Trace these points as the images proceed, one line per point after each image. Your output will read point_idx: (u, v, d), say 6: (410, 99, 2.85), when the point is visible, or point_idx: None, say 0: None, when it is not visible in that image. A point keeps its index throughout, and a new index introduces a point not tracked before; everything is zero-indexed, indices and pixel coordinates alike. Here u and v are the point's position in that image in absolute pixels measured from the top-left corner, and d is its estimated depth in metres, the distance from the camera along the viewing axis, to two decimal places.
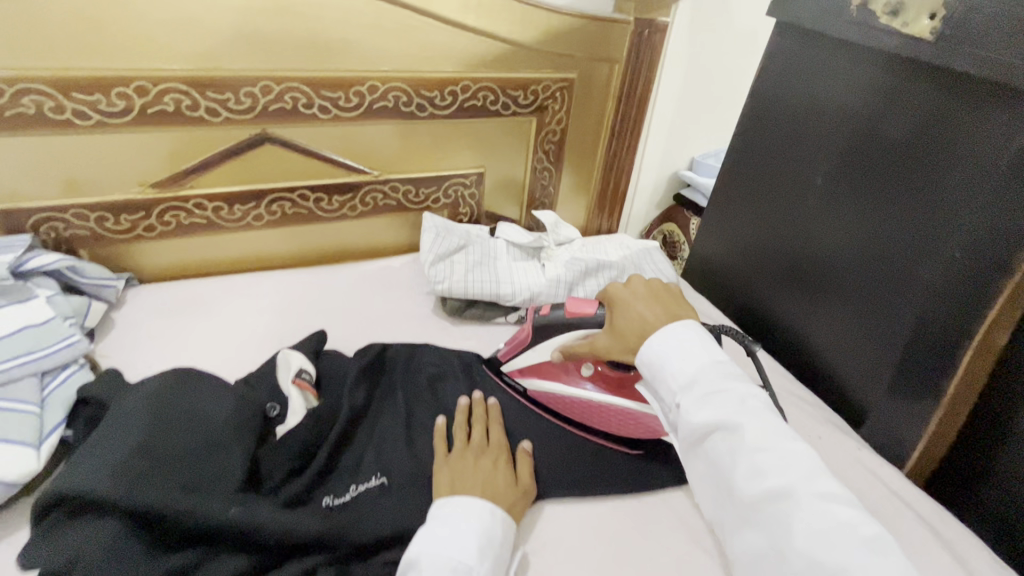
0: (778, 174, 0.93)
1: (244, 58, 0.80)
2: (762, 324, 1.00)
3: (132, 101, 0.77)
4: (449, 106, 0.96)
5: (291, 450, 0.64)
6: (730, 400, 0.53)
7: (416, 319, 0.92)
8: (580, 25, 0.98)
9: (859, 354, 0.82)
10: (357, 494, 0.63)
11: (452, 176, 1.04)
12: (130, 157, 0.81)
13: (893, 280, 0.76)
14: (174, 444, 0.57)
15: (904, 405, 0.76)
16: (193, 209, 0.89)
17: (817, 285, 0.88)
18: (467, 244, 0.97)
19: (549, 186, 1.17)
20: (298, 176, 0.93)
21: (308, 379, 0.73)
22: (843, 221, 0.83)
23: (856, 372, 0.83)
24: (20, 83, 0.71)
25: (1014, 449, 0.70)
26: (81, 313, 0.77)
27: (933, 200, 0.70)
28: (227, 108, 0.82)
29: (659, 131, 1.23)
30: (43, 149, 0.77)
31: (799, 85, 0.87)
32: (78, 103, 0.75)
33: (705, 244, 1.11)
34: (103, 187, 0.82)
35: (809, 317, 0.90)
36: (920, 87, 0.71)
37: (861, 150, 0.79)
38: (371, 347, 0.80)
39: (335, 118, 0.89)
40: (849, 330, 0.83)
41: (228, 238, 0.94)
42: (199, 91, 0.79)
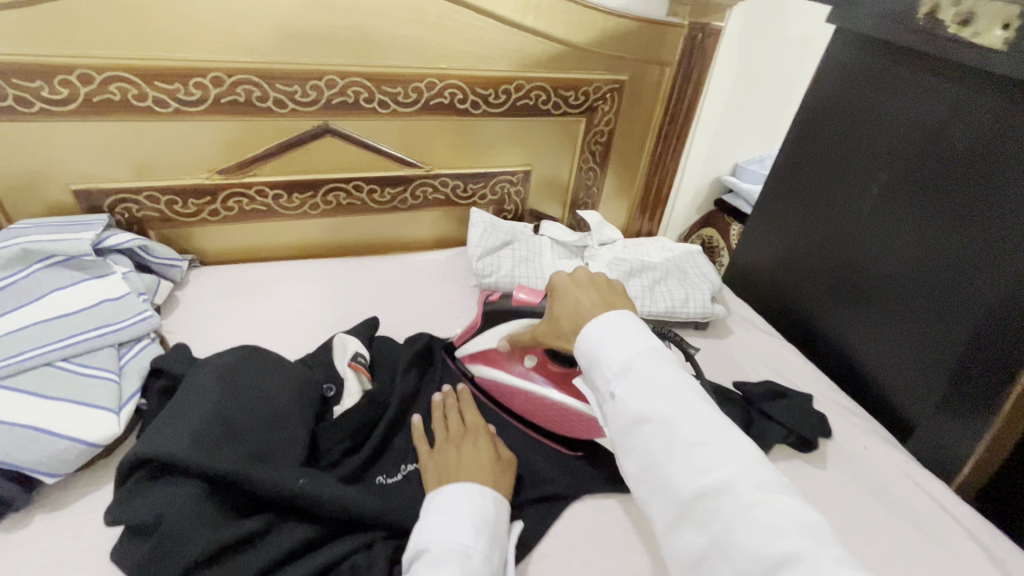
0: (830, 181, 0.92)
1: (312, 52, 0.83)
2: (806, 331, 0.99)
3: (207, 91, 0.81)
4: (502, 104, 0.98)
5: (347, 428, 0.67)
6: (662, 387, 0.47)
7: (461, 311, 0.95)
8: (634, 27, 0.99)
9: (908, 366, 0.81)
10: (408, 474, 0.66)
11: (499, 173, 1.06)
12: (201, 144, 0.85)
13: (948, 291, 0.75)
14: (244, 416, 0.60)
15: (954, 418, 0.76)
16: (255, 196, 0.92)
17: (867, 293, 0.87)
18: (513, 240, 1.00)
19: (593, 187, 1.18)
20: (354, 168, 0.96)
21: (363, 362, 0.75)
22: (901, 232, 0.81)
23: (904, 383, 0.82)
24: (108, 71, 0.76)
25: None
26: (151, 290, 0.81)
27: (997, 211, 0.69)
28: (293, 100, 0.85)
29: (705, 135, 1.23)
30: (123, 134, 0.81)
31: (857, 91, 0.86)
32: (159, 91, 0.79)
33: (749, 249, 1.11)
34: (174, 172, 0.87)
35: (856, 326, 0.89)
36: (989, 96, 0.70)
37: (922, 158, 0.78)
38: (421, 336, 0.82)
39: (393, 113, 0.92)
40: (898, 340, 0.82)
41: (285, 225, 0.98)
42: (269, 83, 0.83)
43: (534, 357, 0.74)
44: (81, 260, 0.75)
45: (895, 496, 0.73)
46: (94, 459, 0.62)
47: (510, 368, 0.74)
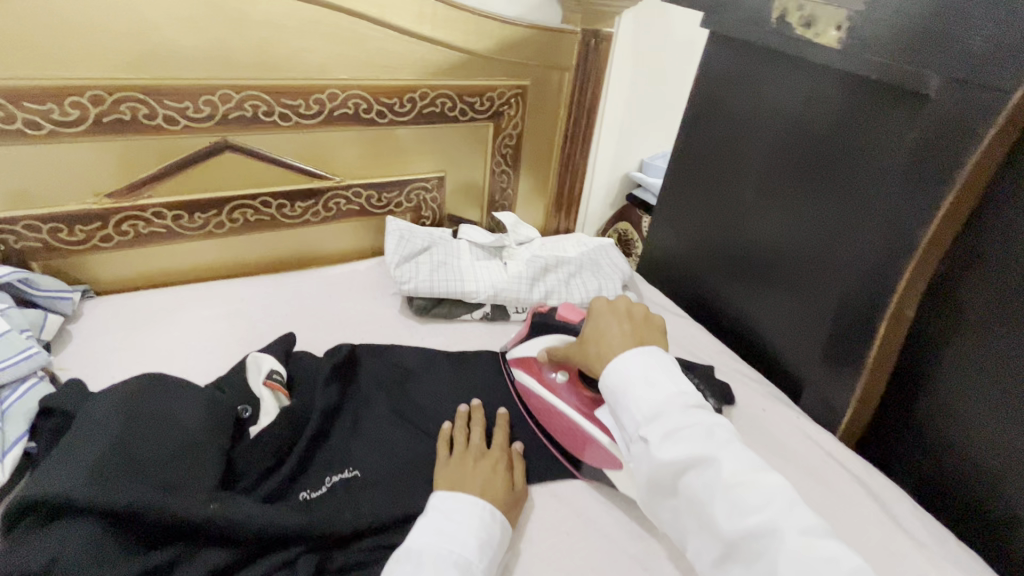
0: (720, 171, 1.01)
1: (203, 66, 0.82)
2: (711, 311, 1.07)
3: (87, 110, 0.77)
4: (408, 112, 1.00)
5: (265, 448, 0.65)
6: (697, 434, 0.52)
7: (382, 320, 0.95)
8: (530, 34, 1.04)
9: (797, 332, 0.90)
10: (332, 485, 0.65)
11: (413, 180, 1.07)
12: (87, 168, 0.81)
13: (821, 262, 0.85)
14: (149, 447, 0.57)
15: (833, 374, 0.85)
16: (152, 218, 0.88)
17: (758, 270, 0.96)
18: (431, 246, 1.01)
19: (508, 188, 1.20)
20: (259, 184, 0.94)
21: (279, 380, 0.74)
22: (781, 215, 0.90)
23: (795, 348, 0.91)
24: None
25: (925, 409, 0.79)
26: (37, 326, 0.76)
27: (852, 189, 0.79)
28: (186, 116, 0.83)
29: (610, 135, 1.31)
30: None
31: (734, 88, 0.96)
32: (30, 113, 0.74)
33: (657, 240, 1.18)
34: (56, 199, 0.81)
35: (751, 300, 0.98)
36: (835, 89, 0.80)
37: (790, 146, 0.87)
38: (341, 348, 0.81)
39: (296, 126, 0.91)
40: (787, 311, 0.91)
41: (188, 247, 0.94)
42: (157, 100, 0.80)
43: (568, 373, 0.76)
44: None
45: (790, 450, 0.81)
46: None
47: (543, 378, 0.77)
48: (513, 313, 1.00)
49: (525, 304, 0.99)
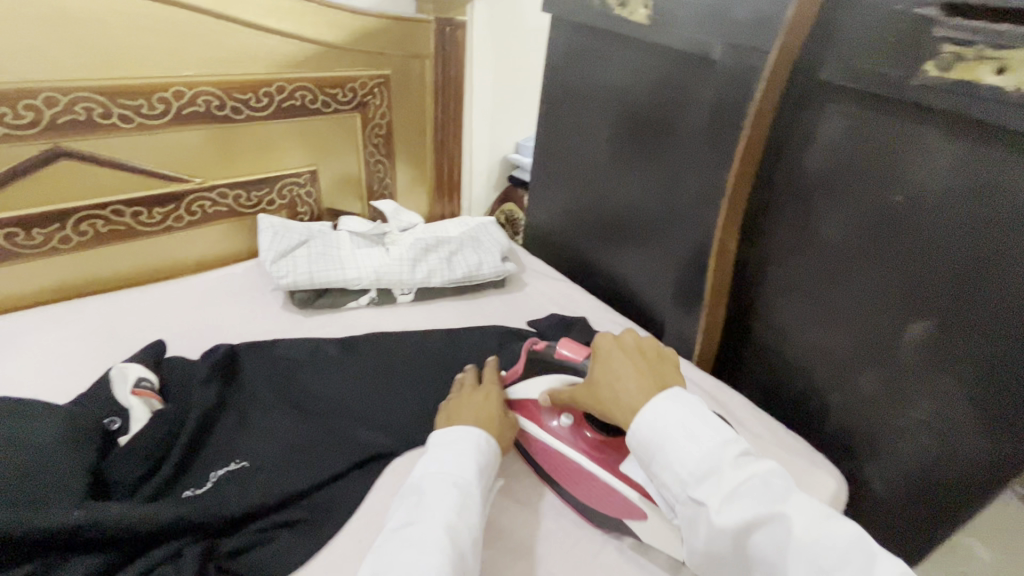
0: (571, 165, 1.27)
1: (172, 62, 0.97)
2: (576, 258, 1.34)
3: (41, 113, 0.89)
4: (266, 107, 1.08)
5: (141, 457, 0.80)
6: (739, 402, 0.99)
7: (268, 319, 1.10)
8: (388, 25, 1.15)
9: (639, 272, 1.18)
10: (247, 481, 0.82)
11: (284, 176, 1.15)
12: (98, 173, 0.98)
13: (651, 222, 1.11)
14: (68, 472, 0.72)
15: (686, 309, 1.08)
16: (111, 215, 1.01)
17: (610, 222, 1.21)
18: (309, 239, 1.11)
19: (385, 178, 1.32)
20: (189, 164, 1.05)
21: (151, 387, 0.89)
22: (622, 174, 1.14)
23: (639, 278, 1.19)
24: (33, 89, 0.87)
25: (764, 340, 1.02)
26: None
27: (671, 150, 1.03)
28: (139, 114, 0.96)
29: (483, 119, 1.53)
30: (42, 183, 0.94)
31: (573, 70, 1.19)
32: (55, 113, 0.90)
33: (537, 214, 1.41)
34: (22, 202, 0.93)
35: (614, 262, 1.23)
36: (628, 50, 1.06)
37: (619, 118, 1.12)
38: (220, 349, 1.00)
39: (248, 116, 1.05)
40: (642, 258, 1.16)
41: (149, 245, 1.08)
42: (114, 100, 0.93)
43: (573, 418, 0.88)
44: None
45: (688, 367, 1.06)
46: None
47: (548, 428, 0.89)
48: (399, 294, 1.20)
49: (410, 286, 1.20)
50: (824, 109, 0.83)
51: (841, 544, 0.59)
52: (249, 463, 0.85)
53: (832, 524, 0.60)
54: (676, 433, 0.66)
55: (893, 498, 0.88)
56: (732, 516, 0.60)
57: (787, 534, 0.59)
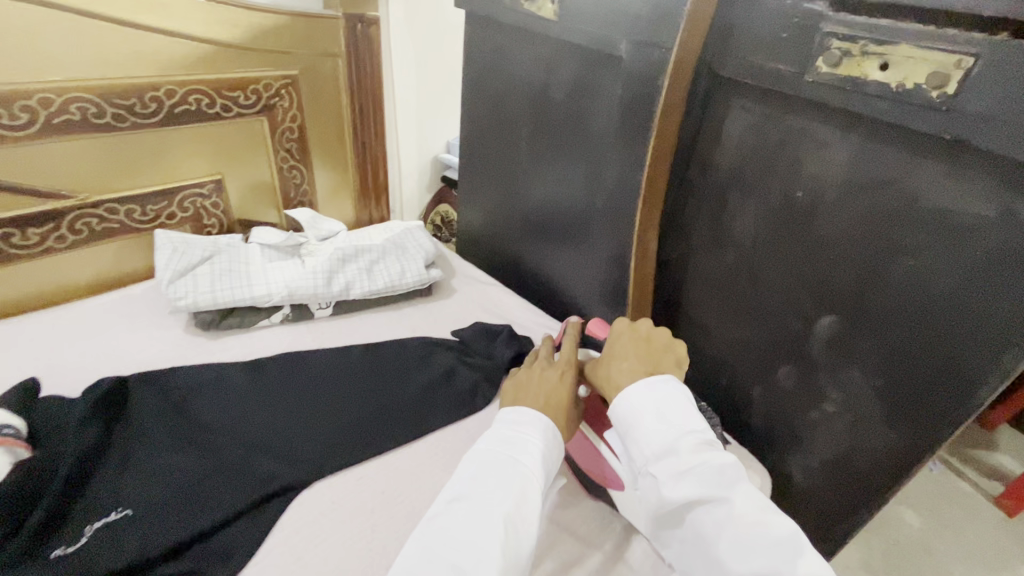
0: (494, 124, 1.06)
1: (45, 69, 0.78)
2: (519, 272, 1.15)
3: (36, 113, 0.79)
4: (156, 113, 0.90)
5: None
6: (707, 472, 0.50)
7: (162, 343, 0.85)
8: (287, 22, 0.99)
9: (579, 272, 0.99)
10: (94, 533, 0.58)
11: (182, 186, 0.97)
12: (36, 168, 0.82)
13: (612, 215, 0.88)
14: None
15: (612, 307, 0.95)
16: (106, 215, 0.91)
17: (562, 231, 0.99)
18: (214, 255, 0.93)
19: (303, 184, 1.15)
20: (114, 178, 0.90)
21: (14, 434, 0.62)
22: (556, 172, 0.96)
23: (581, 291, 1.00)
24: None
25: (684, 291, 0.87)
26: None
27: (589, 161, 0.89)
28: (1, 125, 0.77)
29: (406, 118, 1.29)
30: None
31: (492, 66, 1.01)
32: None
33: (469, 215, 1.22)
34: None
35: (547, 256, 1.06)
36: (540, 48, 0.90)
37: (542, 117, 0.94)
38: (104, 381, 0.73)
39: (135, 125, 0.88)
40: (576, 261, 0.99)
41: (33, 268, 0.87)
42: None
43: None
44: None
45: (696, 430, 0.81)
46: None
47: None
48: (317, 309, 0.95)
49: (328, 299, 0.94)
50: (729, 105, 0.71)
51: (774, 541, 0.46)
52: (133, 511, 0.61)
53: (773, 520, 0.47)
54: (650, 416, 0.54)
55: (816, 491, 0.79)
56: (679, 493, 0.50)
57: (727, 520, 0.48)
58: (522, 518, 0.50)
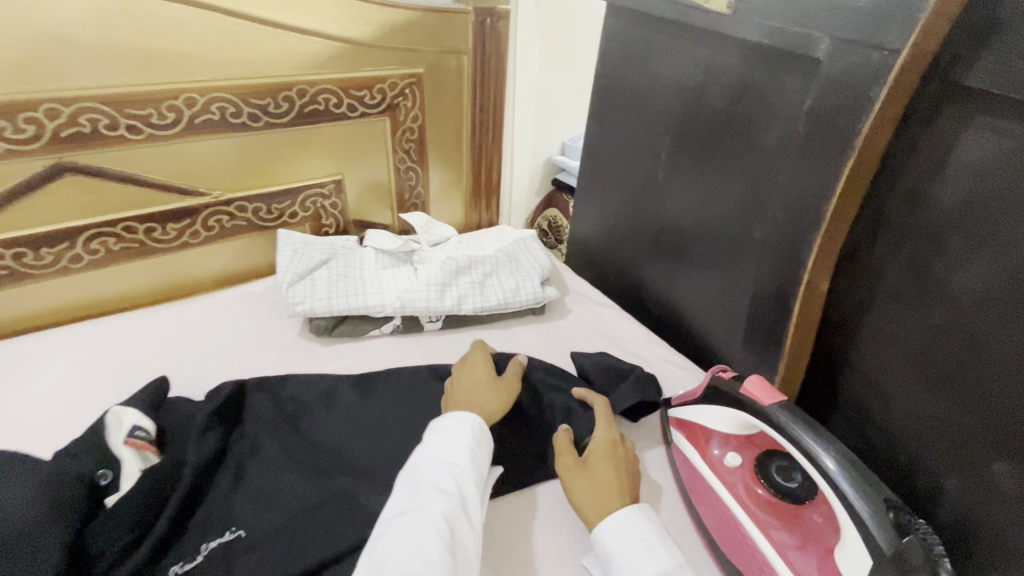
0: (628, 130, 0.95)
1: (190, 70, 0.79)
2: (637, 296, 1.04)
3: (182, 113, 0.80)
4: (287, 112, 0.89)
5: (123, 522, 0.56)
6: None
7: (278, 345, 0.84)
8: (417, 17, 0.94)
9: (715, 307, 0.86)
10: (209, 553, 0.57)
11: (306, 186, 0.96)
12: (177, 165, 0.83)
13: (771, 245, 0.74)
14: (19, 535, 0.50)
15: (755, 352, 0.81)
16: (236, 212, 0.92)
17: (699, 257, 0.87)
18: (330, 258, 0.92)
19: (418, 186, 1.11)
20: (245, 178, 0.90)
21: (146, 437, 0.64)
22: (700, 190, 0.83)
23: (714, 328, 0.88)
24: (75, 103, 0.73)
25: (858, 342, 0.72)
26: None
27: (750, 180, 0.75)
28: (151, 124, 0.79)
29: (525, 118, 1.22)
30: (67, 198, 0.78)
31: (635, 65, 0.90)
32: (61, 125, 0.73)
33: (583, 225, 1.12)
34: (43, 218, 0.78)
35: (674, 284, 0.94)
36: (700, 45, 0.78)
37: (691, 125, 0.82)
38: (226, 386, 0.73)
39: (268, 125, 0.88)
40: (711, 292, 0.86)
41: (168, 261, 0.90)
42: (119, 110, 0.76)
43: (743, 459, 0.64)
44: None
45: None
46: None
47: (707, 456, 0.65)
48: (427, 322, 0.91)
49: (439, 313, 0.90)
50: (960, 122, 0.56)
51: None
52: (247, 532, 0.59)
53: None
54: (636, 550, 0.53)
55: None
56: None
57: None
58: (461, 517, 0.53)
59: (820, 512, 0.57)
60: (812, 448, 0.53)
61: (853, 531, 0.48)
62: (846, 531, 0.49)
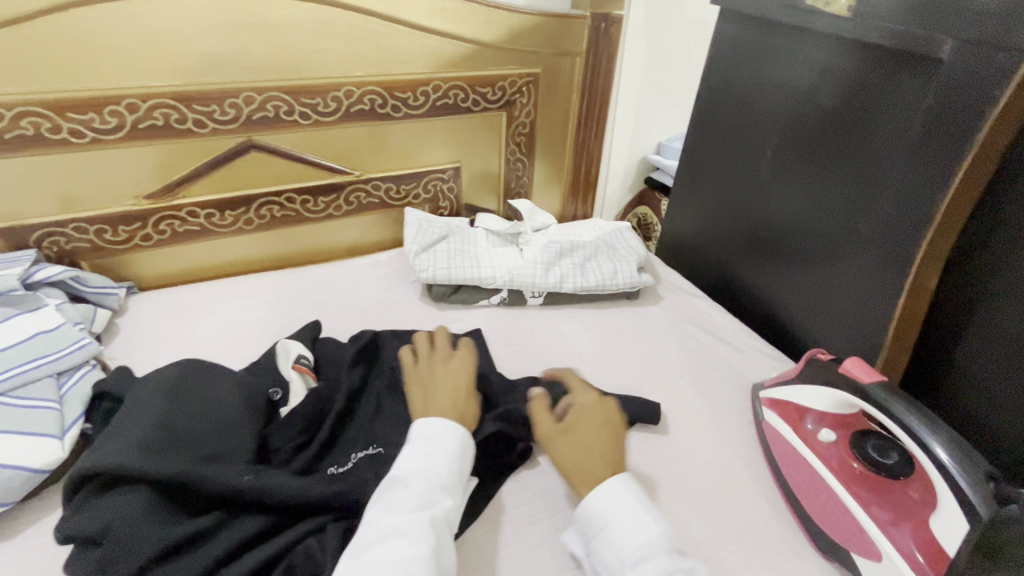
0: (731, 129, 0.99)
1: (353, 66, 0.94)
2: (728, 289, 1.07)
3: (341, 103, 0.95)
4: (422, 105, 1.02)
5: (294, 426, 0.69)
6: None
7: (402, 307, 0.97)
8: (539, 22, 1.04)
9: (811, 301, 0.89)
10: (358, 460, 0.68)
11: (430, 171, 1.09)
12: (330, 146, 0.98)
13: (878, 241, 0.76)
14: (194, 426, 0.61)
15: (852, 346, 0.83)
16: (372, 190, 1.06)
17: (798, 252, 0.89)
18: (449, 234, 1.03)
19: (524, 176, 1.21)
20: (381, 160, 1.04)
21: (307, 364, 0.78)
22: (803, 186, 0.87)
23: (809, 322, 0.90)
24: (266, 92, 0.89)
25: (966, 346, 0.72)
26: (88, 319, 0.82)
27: (859, 178, 0.78)
28: (317, 111, 0.94)
29: (626, 118, 1.28)
30: (245, 170, 0.94)
31: (746, 67, 0.94)
32: (253, 111, 0.89)
33: (676, 221, 1.17)
34: (228, 187, 0.95)
35: (768, 278, 0.97)
36: (817, 47, 0.82)
37: (801, 124, 0.85)
38: (365, 333, 0.85)
39: (406, 115, 1.01)
40: (807, 287, 0.89)
41: (314, 228, 1.06)
42: (296, 98, 0.91)
43: (838, 436, 0.67)
44: (10, 297, 0.77)
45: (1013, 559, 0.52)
46: (40, 488, 0.63)
47: (801, 430, 0.69)
48: (530, 297, 1.00)
49: (542, 289, 0.99)
50: None
51: None
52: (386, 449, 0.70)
53: None
54: (624, 517, 0.56)
55: None
56: None
57: None
58: (445, 523, 0.56)
59: (916, 488, 0.60)
60: (913, 426, 0.55)
61: (951, 500, 0.51)
62: (943, 501, 0.52)
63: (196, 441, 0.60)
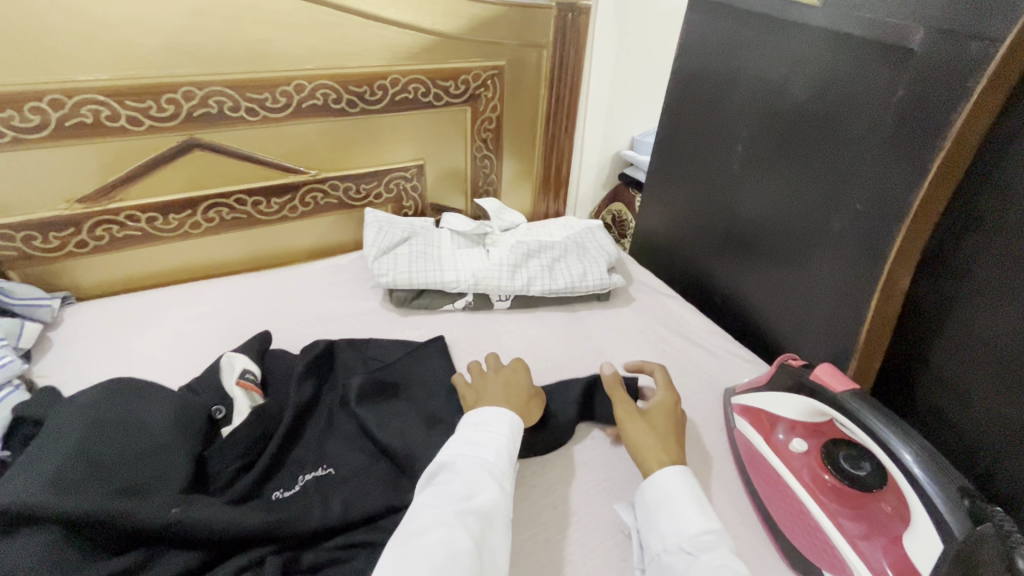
0: (703, 124, 0.96)
1: (303, 59, 0.88)
2: (702, 288, 1.04)
3: (292, 97, 0.89)
4: (380, 100, 0.97)
5: (236, 449, 0.64)
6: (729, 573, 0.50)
7: (361, 313, 0.92)
8: (502, 12, 0.99)
9: (784, 300, 0.86)
10: (305, 484, 0.63)
11: (392, 169, 1.04)
12: (282, 144, 0.93)
13: (852, 239, 0.74)
14: (118, 453, 0.56)
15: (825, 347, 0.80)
16: (329, 190, 1.01)
17: (771, 250, 0.86)
18: (411, 236, 0.99)
19: (492, 174, 1.17)
20: (338, 158, 0.99)
21: (253, 379, 0.73)
22: (776, 182, 0.83)
23: (782, 322, 0.87)
24: (208, 87, 0.83)
25: (940, 347, 0.70)
26: (13, 335, 0.76)
27: (832, 173, 0.75)
28: (265, 107, 0.88)
29: (597, 112, 1.24)
30: (189, 171, 0.88)
31: (717, 59, 0.91)
32: (194, 107, 0.83)
33: (648, 218, 1.14)
34: (171, 188, 0.89)
35: (741, 277, 0.94)
36: (787, 37, 0.78)
37: (773, 117, 0.82)
38: (318, 343, 0.80)
39: (362, 111, 0.96)
40: (781, 286, 0.86)
41: (268, 231, 1.00)
42: (241, 93, 0.85)
43: (810, 446, 0.65)
44: None
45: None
46: None
47: (773, 439, 0.66)
48: (497, 301, 0.96)
49: (508, 292, 0.95)
50: None
51: None
52: (335, 470, 0.65)
53: None
54: (688, 501, 0.56)
55: None
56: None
57: None
58: (493, 516, 0.53)
59: (889, 502, 0.58)
60: (885, 437, 0.53)
61: (924, 515, 0.49)
62: (916, 516, 0.50)
63: (118, 471, 0.55)
